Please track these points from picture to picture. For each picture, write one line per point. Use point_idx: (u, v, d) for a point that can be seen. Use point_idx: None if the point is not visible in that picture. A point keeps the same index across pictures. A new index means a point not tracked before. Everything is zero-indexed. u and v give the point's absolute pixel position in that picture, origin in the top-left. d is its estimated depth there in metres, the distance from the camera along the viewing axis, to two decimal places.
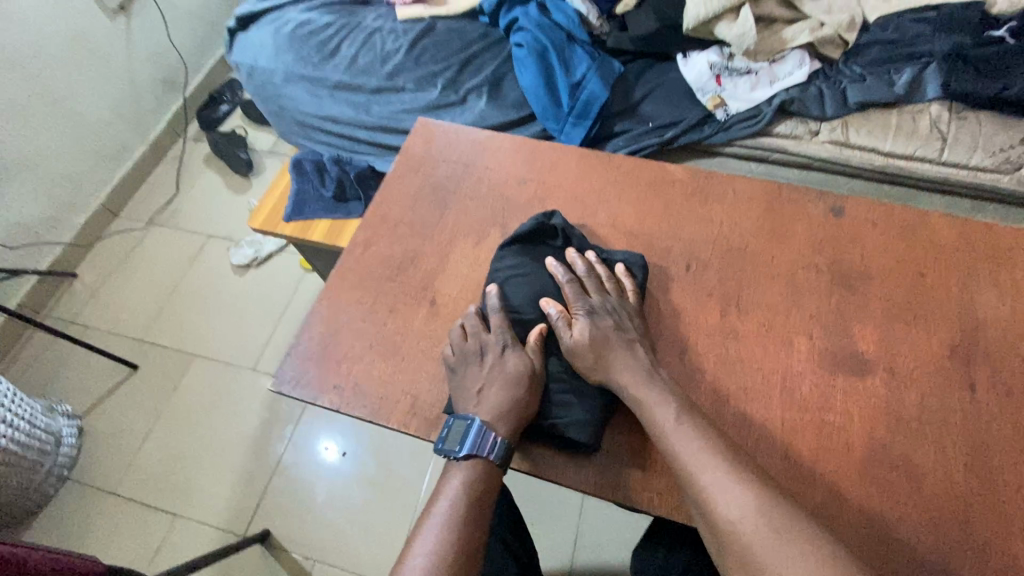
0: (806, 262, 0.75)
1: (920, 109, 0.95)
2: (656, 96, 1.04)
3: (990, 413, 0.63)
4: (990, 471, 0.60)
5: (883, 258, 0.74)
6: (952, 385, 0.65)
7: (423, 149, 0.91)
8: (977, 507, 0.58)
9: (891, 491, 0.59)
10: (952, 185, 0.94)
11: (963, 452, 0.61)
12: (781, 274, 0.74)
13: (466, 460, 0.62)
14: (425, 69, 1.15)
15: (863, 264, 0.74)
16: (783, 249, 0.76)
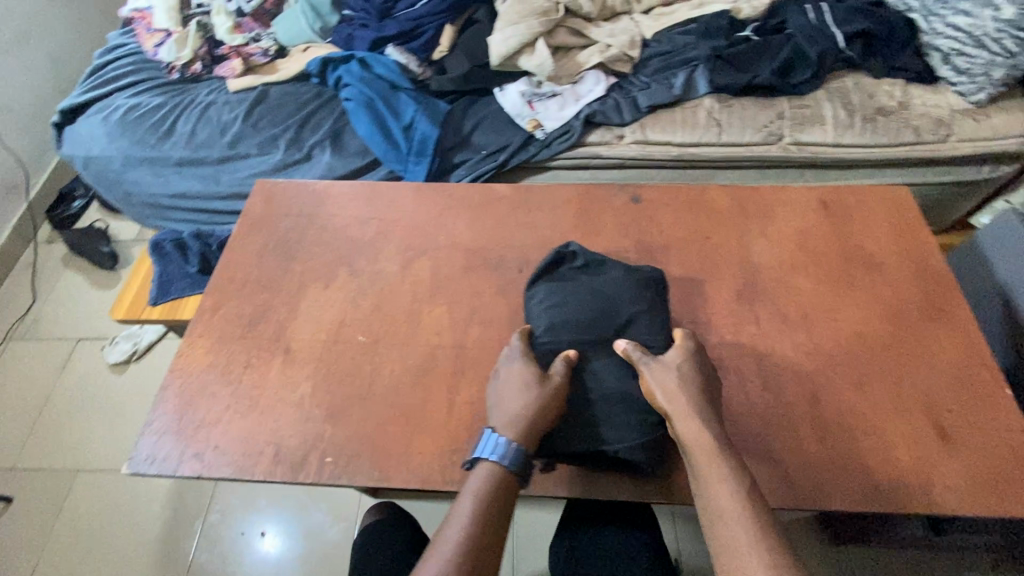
0: (617, 248, 0.86)
1: (697, 103, 1.12)
2: (484, 126, 1.15)
3: (772, 339, 0.76)
4: (782, 388, 0.72)
5: (676, 231, 0.87)
6: (740, 324, 0.77)
7: (265, 208, 0.94)
8: (775, 421, 0.69)
9: None
10: (737, 162, 1.13)
11: (757, 378, 0.73)
12: None
13: (489, 465, 0.61)
14: (265, 133, 1.18)
15: (662, 239, 0.86)
16: (597, 240, 0.87)
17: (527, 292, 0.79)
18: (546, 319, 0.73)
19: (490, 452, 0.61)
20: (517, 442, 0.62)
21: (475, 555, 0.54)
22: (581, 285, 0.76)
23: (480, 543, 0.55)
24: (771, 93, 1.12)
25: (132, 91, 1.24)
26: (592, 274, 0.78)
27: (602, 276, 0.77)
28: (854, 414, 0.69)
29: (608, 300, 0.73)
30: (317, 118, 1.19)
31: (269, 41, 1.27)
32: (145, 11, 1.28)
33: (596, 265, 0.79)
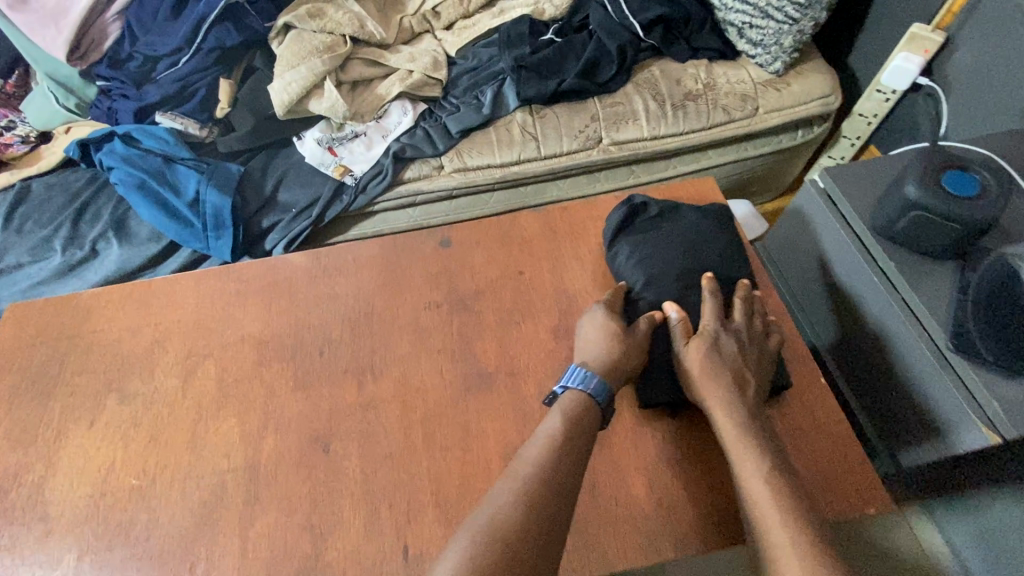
0: (427, 302, 0.78)
1: (508, 120, 1.07)
2: (287, 181, 1.03)
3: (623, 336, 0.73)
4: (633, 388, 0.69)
5: (489, 271, 0.80)
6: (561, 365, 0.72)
7: (16, 338, 0.79)
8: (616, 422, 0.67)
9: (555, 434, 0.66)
10: (564, 171, 1.09)
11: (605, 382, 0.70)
12: (407, 324, 0.76)
13: (576, 400, 0.62)
14: (33, 236, 1.01)
15: (474, 283, 0.80)
16: (404, 298, 0.79)
17: (608, 249, 0.79)
18: (641, 272, 0.74)
19: (576, 382, 0.63)
20: (599, 378, 0.63)
21: (557, 478, 0.54)
22: (665, 237, 0.77)
23: (560, 475, 0.54)
24: (582, 95, 1.08)
25: None
26: (671, 223, 0.80)
27: (681, 225, 0.79)
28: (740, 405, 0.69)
29: (686, 255, 0.75)
30: (95, 207, 1.03)
31: (24, 127, 1.09)
32: None
33: (670, 214, 0.81)
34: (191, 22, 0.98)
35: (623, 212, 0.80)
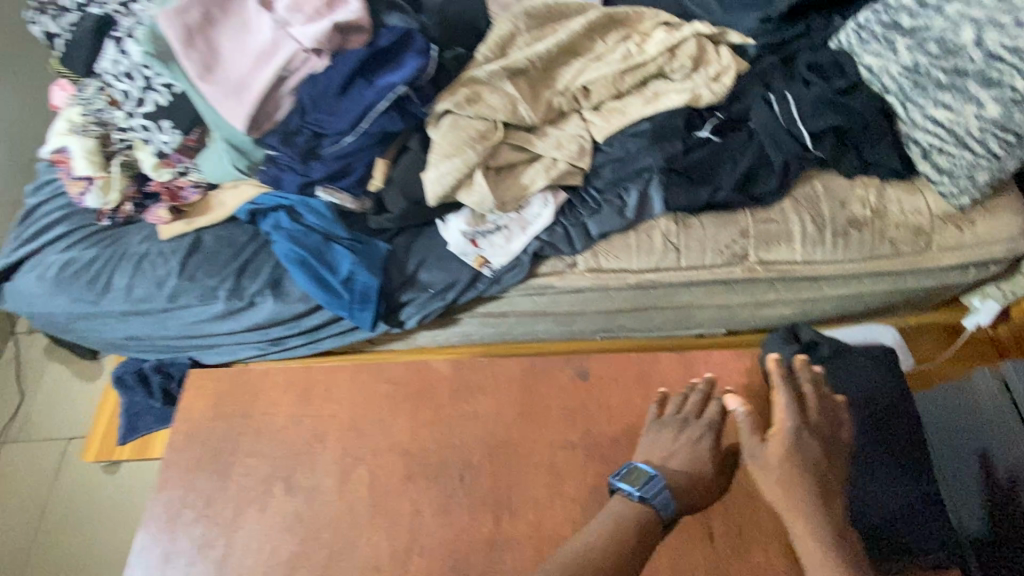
0: (563, 441, 0.81)
1: (652, 225, 1.04)
2: (429, 263, 1.08)
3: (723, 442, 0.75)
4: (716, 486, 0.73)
5: (627, 416, 0.82)
6: None
7: (199, 405, 0.91)
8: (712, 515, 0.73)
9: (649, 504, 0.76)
10: (701, 282, 1.05)
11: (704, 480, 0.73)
12: (543, 461, 0.80)
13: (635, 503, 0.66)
14: (202, 285, 1.12)
15: (610, 429, 0.81)
16: (540, 430, 0.82)
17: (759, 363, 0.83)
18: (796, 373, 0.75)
19: (639, 486, 0.67)
20: (665, 490, 0.67)
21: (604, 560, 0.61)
22: (855, 366, 0.89)
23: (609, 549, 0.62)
24: (733, 208, 1.03)
25: (62, 246, 1.18)
26: (839, 361, 0.90)
27: (846, 360, 0.90)
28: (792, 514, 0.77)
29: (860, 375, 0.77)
30: (256, 265, 1.12)
31: (196, 174, 1.18)
32: (65, 154, 1.20)
33: (838, 353, 0.91)
34: (361, 109, 1.01)
35: (792, 346, 0.92)
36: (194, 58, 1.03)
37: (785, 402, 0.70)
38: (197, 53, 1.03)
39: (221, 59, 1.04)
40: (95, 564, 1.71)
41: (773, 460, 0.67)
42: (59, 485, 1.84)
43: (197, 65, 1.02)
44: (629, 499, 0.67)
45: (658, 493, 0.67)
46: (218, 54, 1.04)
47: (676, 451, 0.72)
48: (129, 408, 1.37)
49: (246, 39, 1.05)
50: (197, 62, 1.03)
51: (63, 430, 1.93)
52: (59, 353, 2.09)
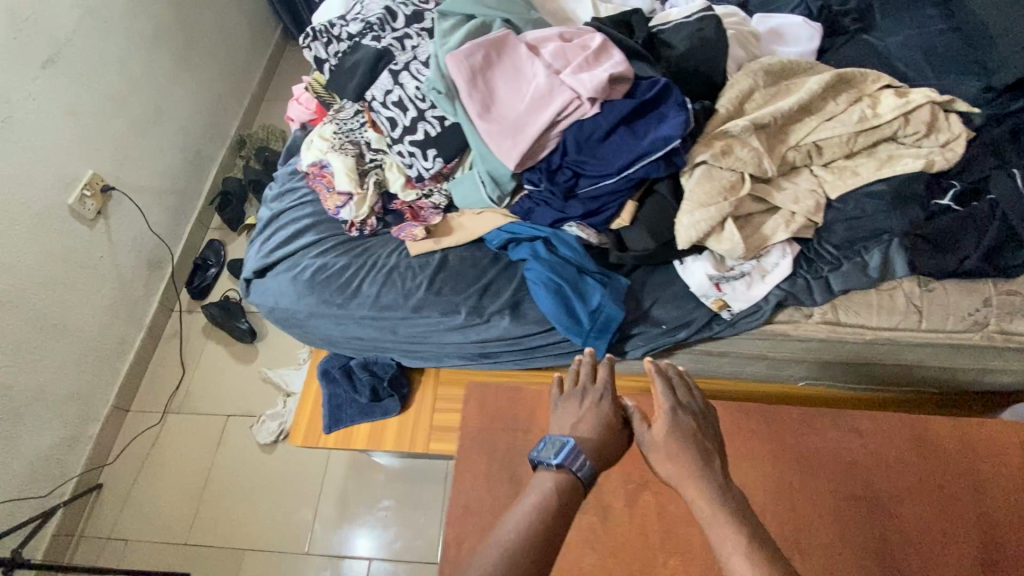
0: (842, 493, 0.87)
1: (896, 285, 1.09)
2: (663, 300, 1.15)
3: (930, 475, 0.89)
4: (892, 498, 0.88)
5: (905, 477, 0.88)
6: None
7: (480, 416, 1.01)
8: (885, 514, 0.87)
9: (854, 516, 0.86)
10: (932, 344, 1.10)
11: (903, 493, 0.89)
12: (827, 510, 0.86)
13: (557, 469, 0.71)
14: (446, 300, 1.21)
15: (890, 488, 0.87)
16: (819, 479, 0.89)
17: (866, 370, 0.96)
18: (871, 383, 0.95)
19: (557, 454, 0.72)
20: (582, 456, 0.73)
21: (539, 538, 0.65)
22: None
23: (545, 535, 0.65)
24: (976, 277, 1.08)
25: (317, 251, 1.29)
26: None
27: None
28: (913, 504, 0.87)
29: None
30: (498, 287, 1.21)
31: (439, 196, 1.28)
32: (322, 168, 1.32)
33: None
34: (630, 156, 1.08)
35: None
36: (476, 98, 1.12)
37: (662, 389, 0.81)
38: (478, 95, 1.12)
39: (497, 101, 1.13)
40: (253, 535, 1.83)
41: (666, 439, 0.75)
42: (219, 458, 1.98)
43: (477, 106, 1.12)
44: (564, 466, 0.72)
45: (573, 454, 0.73)
46: (495, 95, 1.13)
47: (575, 421, 0.79)
48: (332, 400, 1.46)
49: (521, 83, 1.14)
50: (478, 103, 1.12)
51: (221, 406, 2.08)
52: (216, 333, 2.27)
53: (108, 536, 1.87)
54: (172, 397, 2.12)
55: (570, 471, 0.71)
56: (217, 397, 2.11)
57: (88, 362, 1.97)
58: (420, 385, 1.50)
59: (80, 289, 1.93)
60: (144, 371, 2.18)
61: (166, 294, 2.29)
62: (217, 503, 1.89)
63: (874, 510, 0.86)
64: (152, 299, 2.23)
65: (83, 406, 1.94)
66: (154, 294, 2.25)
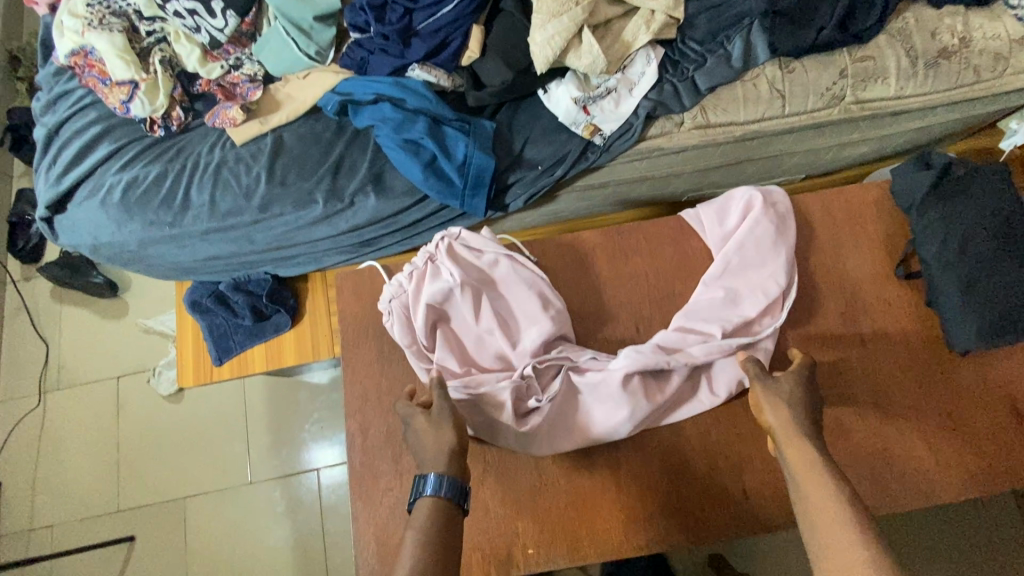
0: (881, 382, 0.83)
1: (757, 73, 1.05)
2: (534, 138, 1.06)
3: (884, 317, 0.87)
4: (881, 364, 0.84)
5: (875, 343, 0.85)
6: (960, 380, 0.83)
7: (359, 303, 0.91)
8: (909, 372, 0.84)
9: (887, 398, 0.83)
10: (796, 127, 1.09)
11: (879, 337, 0.86)
12: (869, 400, 0.83)
13: (426, 498, 0.67)
14: (298, 189, 1.06)
15: (881, 349, 0.85)
16: (849, 385, 0.83)
17: (962, 311, 0.80)
18: (939, 245, 0.83)
19: (429, 488, 0.68)
20: (445, 475, 0.68)
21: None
22: (973, 198, 0.83)
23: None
24: (832, 48, 1.06)
25: (121, 164, 1.08)
26: (976, 187, 0.84)
27: (983, 185, 0.84)
28: (884, 345, 0.85)
29: (966, 229, 0.82)
30: (351, 163, 1.07)
31: (252, 66, 1.09)
32: (89, 55, 1.04)
33: (975, 172, 0.85)
34: None
35: (932, 175, 0.85)
36: (490, 256, 0.89)
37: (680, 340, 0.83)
38: (750, 254, 0.86)
39: (397, 286, 0.86)
40: (187, 484, 1.79)
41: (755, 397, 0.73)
42: (125, 421, 1.86)
43: (459, 249, 0.88)
44: (427, 500, 0.67)
45: (437, 481, 0.68)
46: (418, 280, 0.86)
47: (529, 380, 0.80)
48: (214, 330, 1.33)
49: (503, 345, 0.84)
50: (768, 278, 0.85)
51: (106, 368, 1.91)
52: (71, 295, 1.99)
53: (32, 528, 1.77)
54: (45, 375, 1.91)
55: (437, 497, 0.67)
56: (97, 361, 1.92)
57: None
58: (309, 294, 1.37)
59: None
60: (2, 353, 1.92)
61: None
62: (135, 474, 1.81)
63: (887, 393, 0.83)
64: None
65: None
66: None
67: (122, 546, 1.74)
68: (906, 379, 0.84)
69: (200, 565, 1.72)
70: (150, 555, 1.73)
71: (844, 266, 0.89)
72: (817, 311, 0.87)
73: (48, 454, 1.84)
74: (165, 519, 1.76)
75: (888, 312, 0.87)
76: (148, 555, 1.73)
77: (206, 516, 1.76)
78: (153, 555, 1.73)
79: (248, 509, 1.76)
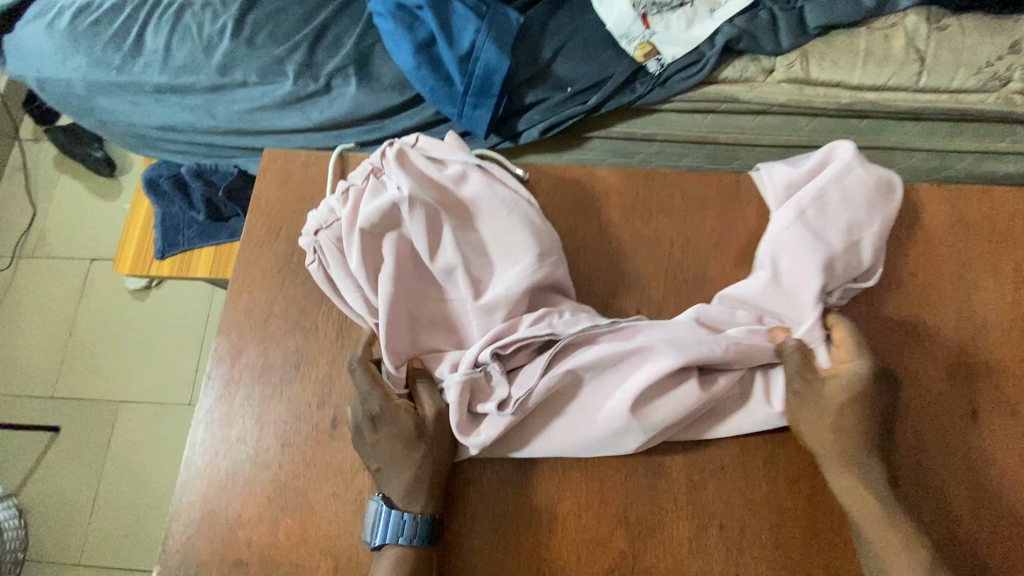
0: (991, 477, 0.54)
1: (893, 21, 0.77)
2: (571, 51, 0.82)
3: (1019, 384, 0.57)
4: (997, 450, 0.55)
5: (997, 418, 0.56)
6: None
7: (281, 194, 0.68)
8: None
9: (993, 502, 0.54)
10: (929, 113, 0.79)
11: (1005, 411, 0.56)
12: (963, 498, 0.54)
13: (389, 547, 0.52)
14: (267, 54, 0.89)
15: (1001, 428, 0.56)
16: (938, 467, 0.55)
17: None
18: None
19: (393, 534, 0.52)
20: (416, 515, 0.53)
21: None
22: None
23: None
24: (1007, 10, 0.76)
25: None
26: None
27: None
28: (1008, 425, 0.56)
29: None
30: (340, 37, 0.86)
31: None
32: None
33: None
34: None
35: None
36: (455, 169, 0.62)
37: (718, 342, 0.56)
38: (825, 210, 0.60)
39: (327, 213, 0.61)
40: (126, 389, 1.65)
41: None
42: (84, 308, 1.74)
43: (413, 158, 0.62)
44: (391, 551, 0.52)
45: (403, 523, 0.53)
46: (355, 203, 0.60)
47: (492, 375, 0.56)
48: (166, 219, 1.15)
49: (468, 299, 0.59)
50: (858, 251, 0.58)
51: (83, 248, 1.79)
52: (72, 166, 1.89)
53: None
54: (23, 240, 1.81)
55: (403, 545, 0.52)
56: (76, 239, 1.81)
57: None
58: None
59: None
60: None
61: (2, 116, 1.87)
62: (78, 365, 1.68)
63: (995, 494, 0.54)
64: None
65: None
66: None
67: (43, 436, 1.61)
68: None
69: (112, 482, 1.56)
70: (67, 454, 1.59)
71: (968, 299, 0.59)
72: (912, 352, 0.58)
73: (0, 321, 1.74)
74: (93, 421, 1.62)
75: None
76: (65, 453, 1.59)
77: (135, 428, 1.61)
78: (70, 455, 1.59)
79: (180, 432, 1.59)
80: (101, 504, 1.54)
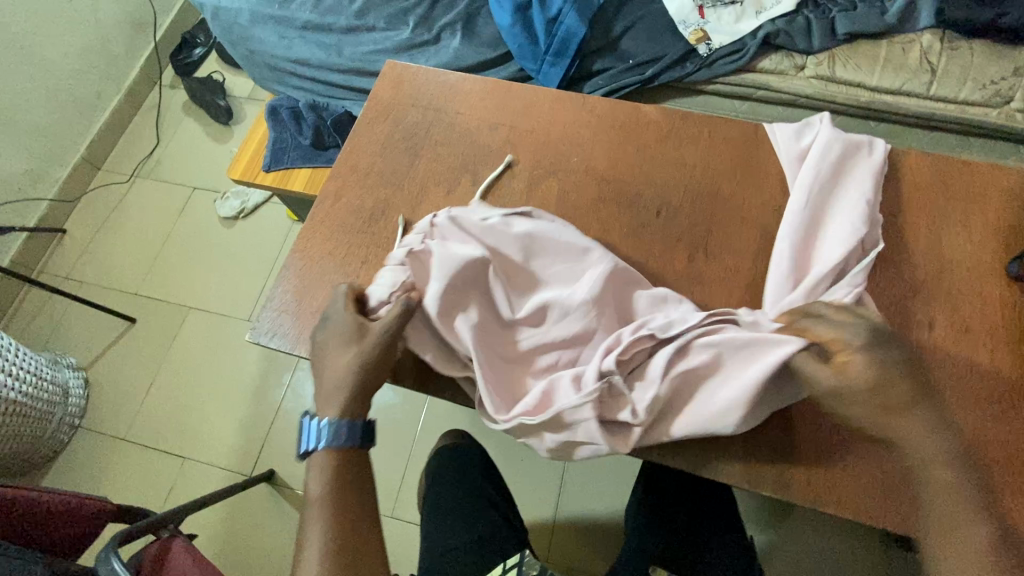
0: (946, 380, 0.64)
1: (912, 38, 0.92)
2: (636, 31, 1.01)
3: (981, 314, 0.67)
4: (956, 362, 0.64)
5: (959, 337, 0.66)
6: None
7: (393, 91, 0.88)
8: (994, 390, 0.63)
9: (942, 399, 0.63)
10: (937, 122, 0.92)
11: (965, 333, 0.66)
12: None
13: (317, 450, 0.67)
14: (396, 8, 1.17)
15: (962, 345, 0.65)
16: None
17: None
18: None
19: (315, 440, 0.66)
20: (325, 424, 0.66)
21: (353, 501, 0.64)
22: None
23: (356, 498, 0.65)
24: (1013, 42, 0.90)
25: None
26: None
27: None
28: (970, 345, 0.65)
29: None
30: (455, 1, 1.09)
31: None
32: None
33: None
34: None
35: None
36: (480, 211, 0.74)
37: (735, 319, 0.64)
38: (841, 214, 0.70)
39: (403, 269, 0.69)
40: (197, 298, 1.87)
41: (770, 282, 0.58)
42: (178, 227, 2.00)
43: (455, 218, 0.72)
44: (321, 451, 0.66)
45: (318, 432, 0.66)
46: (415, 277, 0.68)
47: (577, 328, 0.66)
48: (277, 140, 1.22)
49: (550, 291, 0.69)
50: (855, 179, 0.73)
51: (188, 178, 2.08)
52: (196, 111, 2.21)
53: (64, 278, 1.92)
54: (142, 163, 2.12)
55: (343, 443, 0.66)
56: (185, 169, 2.10)
57: (60, 103, 1.94)
58: None
59: (54, 18, 1.86)
60: (121, 133, 2.16)
61: (151, 62, 2.23)
62: (161, 273, 1.92)
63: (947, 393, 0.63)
64: (134, 63, 2.16)
65: (47, 146, 1.93)
66: (137, 56, 2.18)
67: (119, 325, 1.83)
68: (965, 369, 0.64)
69: (167, 377, 1.75)
70: (134, 345, 1.81)
71: (939, 242, 0.71)
72: (891, 271, 0.69)
73: (108, 226, 2.02)
74: (163, 321, 1.84)
75: (987, 312, 0.67)
76: (133, 345, 1.80)
77: (195, 333, 1.81)
78: (137, 347, 1.80)
79: (234, 342, 1.78)
80: (152, 394, 1.73)
